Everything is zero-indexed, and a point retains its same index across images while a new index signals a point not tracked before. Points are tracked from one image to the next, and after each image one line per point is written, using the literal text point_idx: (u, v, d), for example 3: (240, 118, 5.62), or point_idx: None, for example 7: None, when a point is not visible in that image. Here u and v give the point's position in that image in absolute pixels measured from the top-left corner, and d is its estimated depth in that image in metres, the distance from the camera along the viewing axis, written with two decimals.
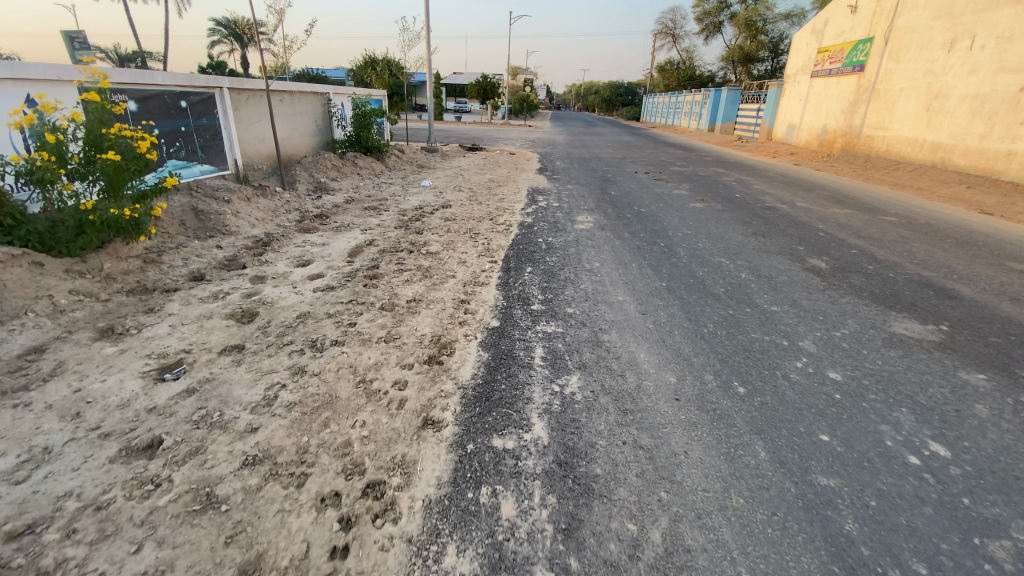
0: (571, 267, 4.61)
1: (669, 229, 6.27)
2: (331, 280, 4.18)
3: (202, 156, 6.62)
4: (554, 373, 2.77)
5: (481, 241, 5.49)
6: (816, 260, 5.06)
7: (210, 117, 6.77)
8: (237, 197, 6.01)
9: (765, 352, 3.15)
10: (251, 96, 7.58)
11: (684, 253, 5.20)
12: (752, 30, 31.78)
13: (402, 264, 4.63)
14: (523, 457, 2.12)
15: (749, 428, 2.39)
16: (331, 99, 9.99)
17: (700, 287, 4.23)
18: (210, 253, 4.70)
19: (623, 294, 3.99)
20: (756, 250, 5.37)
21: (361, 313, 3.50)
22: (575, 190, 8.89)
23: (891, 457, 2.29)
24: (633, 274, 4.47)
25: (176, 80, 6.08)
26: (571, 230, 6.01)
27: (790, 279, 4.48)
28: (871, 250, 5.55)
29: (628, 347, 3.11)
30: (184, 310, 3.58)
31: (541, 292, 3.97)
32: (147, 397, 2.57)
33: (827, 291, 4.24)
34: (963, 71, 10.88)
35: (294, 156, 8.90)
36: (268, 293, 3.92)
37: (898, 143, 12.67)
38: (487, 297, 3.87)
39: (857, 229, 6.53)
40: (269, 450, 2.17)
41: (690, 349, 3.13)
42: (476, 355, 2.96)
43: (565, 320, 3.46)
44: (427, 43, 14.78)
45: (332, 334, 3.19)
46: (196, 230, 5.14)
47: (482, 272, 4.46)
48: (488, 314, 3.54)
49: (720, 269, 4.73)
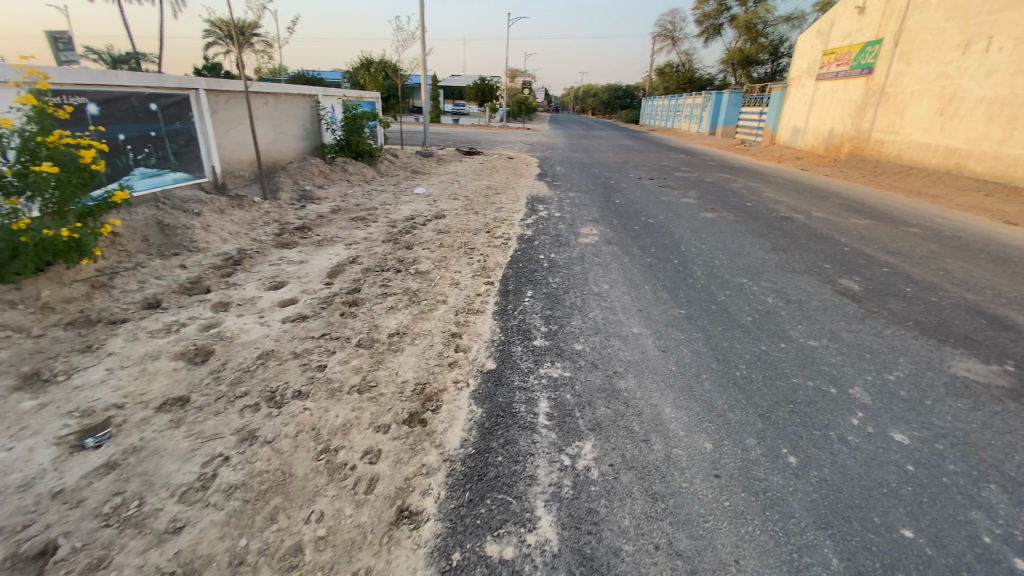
0: (577, 291, 4.12)
1: (681, 242, 5.79)
2: (304, 308, 3.66)
3: (175, 164, 6.12)
4: (563, 438, 2.26)
5: (476, 258, 4.97)
6: (848, 281, 4.56)
7: (185, 121, 6.26)
8: (209, 208, 5.49)
9: (813, 406, 2.64)
10: (231, 98, 7.08)
11: (701, 272, 4.72)
12: (752, 33, 31.43)
13: (387, 287, 4.11)
14: (526, 574, 1.62)
15: (812, 520, 1.89)
16: (320, 101, 9.49)
17: (724, 314, 3.73)
18: (171, 274, 4.19)
19: (639, 326, 3.48)
20: (779, 268, 4.89)
21: (334, 352, 2.99)
22: (578, 197, 8.43)
23: (993, 562, 1.76)
24: (647, 300, 3.96)
25: (145, 81, 5.58)
26: (575, 245, 5.52)
27: (823, 305, 3.99)
28: (904, 268, 5.06)
29: (650, 399, 2.59)
30: (127, 349, 3.05)
31: (544, 323, 3.45)
32: (57, 475, 2.07)
33: (867, 320, 3.74)
34: (980, 73, 10.43)
35: (279, 162, 8.40)
36: (230, 325, 3.40)
37: (909, 147, 12.22)
38: (482, 329, 3.35)
39: (882, 243, 6.05)
40: (193, 562, 1.66)
41: (723, 401, 2.62)
42: (467, 411, 2.44)
43: (574, 361, 2.94)
44: (422, 43, 14.30)
45: (296, 382, 2.67)
46: (160, 247, 4.63)
47: (477, 297, 3.94)
48: (483, 353, 3.02)
49: (743, 291, 4.23)
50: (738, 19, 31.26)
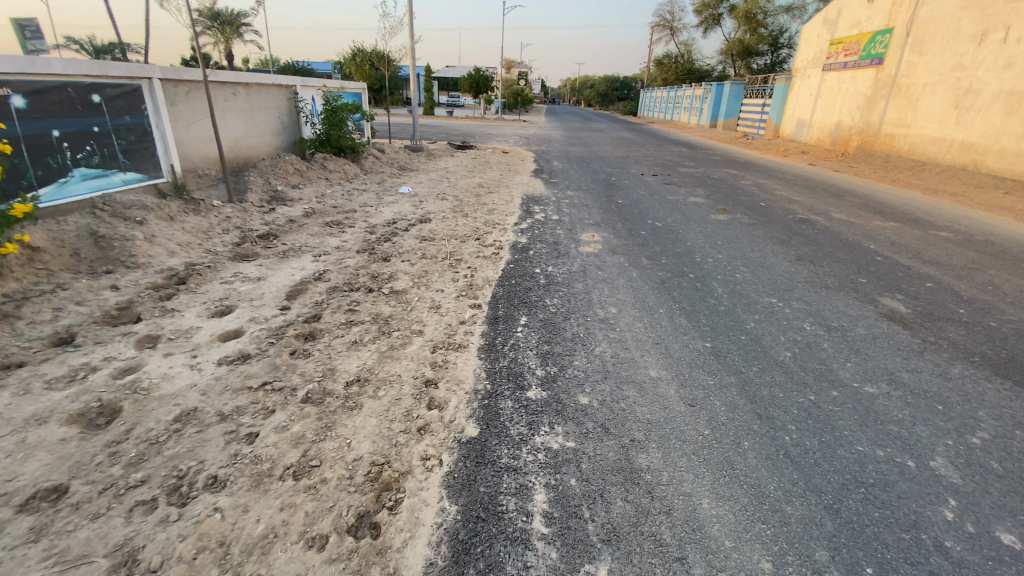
0: (580, 316, 3.49)
1: (695, 251, 5.16)
2: (249, 343, 3.02)
3: (125, 162, 5.44)
4: (565, 560, 1.63)
5: (462, 273, 4.32)
6: (892, 300, 3.93)
7: (137, 114, 5.55)
8: (157, 214, 4.82)
9: (891, 492, 2.02)
10: (192, 89, 6.39)
11: (722, 289, 4.09)
12: (752, 23, 30.43)
13: (353, 313, 3.44)
14: None
15: None
16: (297, 92, 8.75)
17: (755, 349, 3.10)
18: (98, 298, 3.56)
19: (656, 368, 2.83)
20: (809, 283, 4.28)
21: (272, 413, 2.35)
22: (578, 197, 7.80)
23: None
24: (663, 329, 3.31)
25: (85, 68, 4.89)
26: (575, 255, 4.89)
27: (871, 333, 3.37)
28: (949, 283, 4.44)
29: (681, 486, 1.96)
30: (11, 408, 2.42)
31: (540, 365, 2.80)
32: None
33: (927, 355, 3.10)
34: (998, 65, 9.80)
35: (250, 158, 7.70)
36: (152, 370, 2.77)
37: (921, 142, 11.61)
38: (464, 374, 2.69)
39: (915, 251, 5.42)
40: None
41: (776, 487, 1.99)
42: (436, 513, 1.80)
43: (579, 424, 2.29)
44: (410, 30, 13.51)
45: (214, 463, 2.05)
46: (92, 263, 4.04)
47: (461, 326, 3.29)
48: (463, 411, 2.36)
49: (773, 316, 3.60)
50: (738, 9, 30.33)
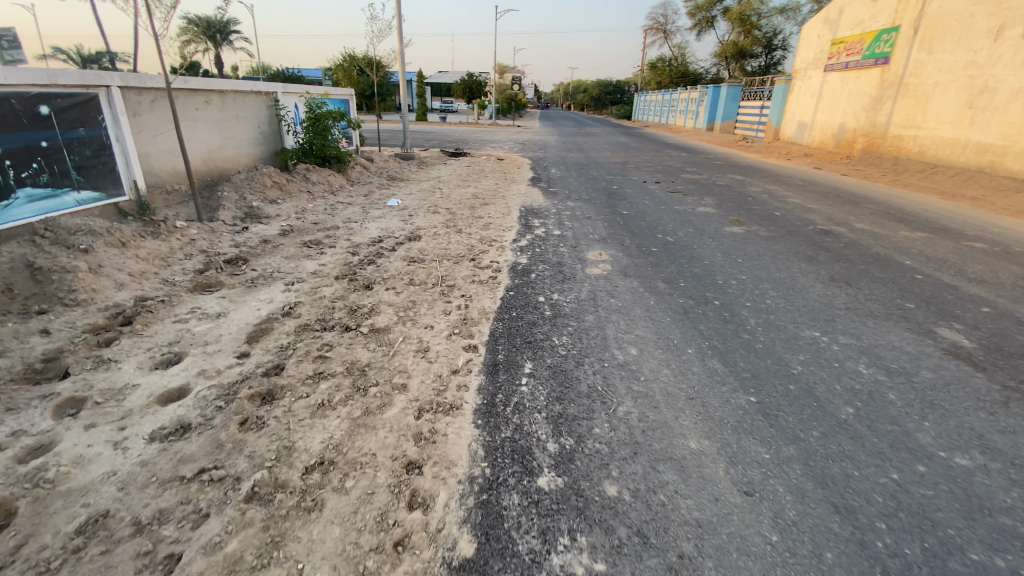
0: (594, 359, 2.94)
1: (715, 271, 4.63)
2: (192, 408, 2.45)
3: (79, 180, 4.87)
4: None
5: (455, 303, 3.77)
6: (951, 332, 3.40)
7: (93, 125, 4.98)
8: (109, 240, 4.26)
9: None
10: (157, 98, 5.83)
11: (755, 320, 3.56)
12: (746, 26, 29.97)
13: (324, 362, 2.88)
14: None
15: None
16: (277, 100, 8.19)
17: (810, 404, 2.55)
18: (24, 346, 2.99)
19: (696, 437, 2.27)
20: (850, 310, 3.75)
21: (205, 519, 1.79)
22: (579, 208, 7.27)
23: None
24: (696, 378, 2.76)
25: (31, 77, 4.33)
26: (582, 278, 4.36)
27: (939, 377, 2.84)
28: (1006, 306, 3.93)
29: None
30: None
31: (552, 435, 2.24)
32: None
33: (1017, 408, 2.56)
34: (1015, 61, 9.37)
35: (224, 171, 7.13)
36: (67, 448, 2.20)
37: (932, 143, 11.18)
38: (456, 453, 2.13)
39: (955, 266, 4.92)
40: None
41: None
42: None
43: (608, 532, 1.74)
44: (398, 35, 12.98)
45: None
46: (27, 301, 3.47)
47: (453, 378, 2.73)
48: (454, 515, 1.80)
49: (821, 355, 3.06)
50: (731, 10, 29.96)
